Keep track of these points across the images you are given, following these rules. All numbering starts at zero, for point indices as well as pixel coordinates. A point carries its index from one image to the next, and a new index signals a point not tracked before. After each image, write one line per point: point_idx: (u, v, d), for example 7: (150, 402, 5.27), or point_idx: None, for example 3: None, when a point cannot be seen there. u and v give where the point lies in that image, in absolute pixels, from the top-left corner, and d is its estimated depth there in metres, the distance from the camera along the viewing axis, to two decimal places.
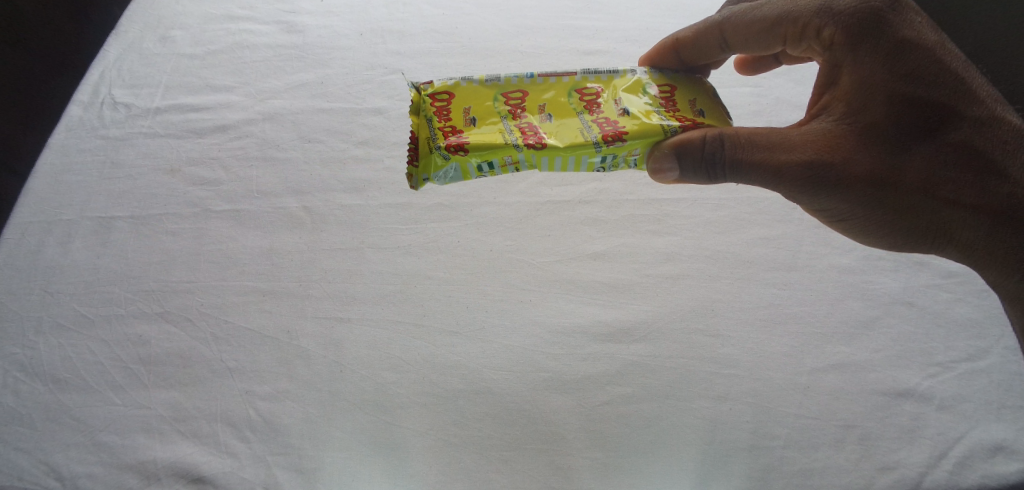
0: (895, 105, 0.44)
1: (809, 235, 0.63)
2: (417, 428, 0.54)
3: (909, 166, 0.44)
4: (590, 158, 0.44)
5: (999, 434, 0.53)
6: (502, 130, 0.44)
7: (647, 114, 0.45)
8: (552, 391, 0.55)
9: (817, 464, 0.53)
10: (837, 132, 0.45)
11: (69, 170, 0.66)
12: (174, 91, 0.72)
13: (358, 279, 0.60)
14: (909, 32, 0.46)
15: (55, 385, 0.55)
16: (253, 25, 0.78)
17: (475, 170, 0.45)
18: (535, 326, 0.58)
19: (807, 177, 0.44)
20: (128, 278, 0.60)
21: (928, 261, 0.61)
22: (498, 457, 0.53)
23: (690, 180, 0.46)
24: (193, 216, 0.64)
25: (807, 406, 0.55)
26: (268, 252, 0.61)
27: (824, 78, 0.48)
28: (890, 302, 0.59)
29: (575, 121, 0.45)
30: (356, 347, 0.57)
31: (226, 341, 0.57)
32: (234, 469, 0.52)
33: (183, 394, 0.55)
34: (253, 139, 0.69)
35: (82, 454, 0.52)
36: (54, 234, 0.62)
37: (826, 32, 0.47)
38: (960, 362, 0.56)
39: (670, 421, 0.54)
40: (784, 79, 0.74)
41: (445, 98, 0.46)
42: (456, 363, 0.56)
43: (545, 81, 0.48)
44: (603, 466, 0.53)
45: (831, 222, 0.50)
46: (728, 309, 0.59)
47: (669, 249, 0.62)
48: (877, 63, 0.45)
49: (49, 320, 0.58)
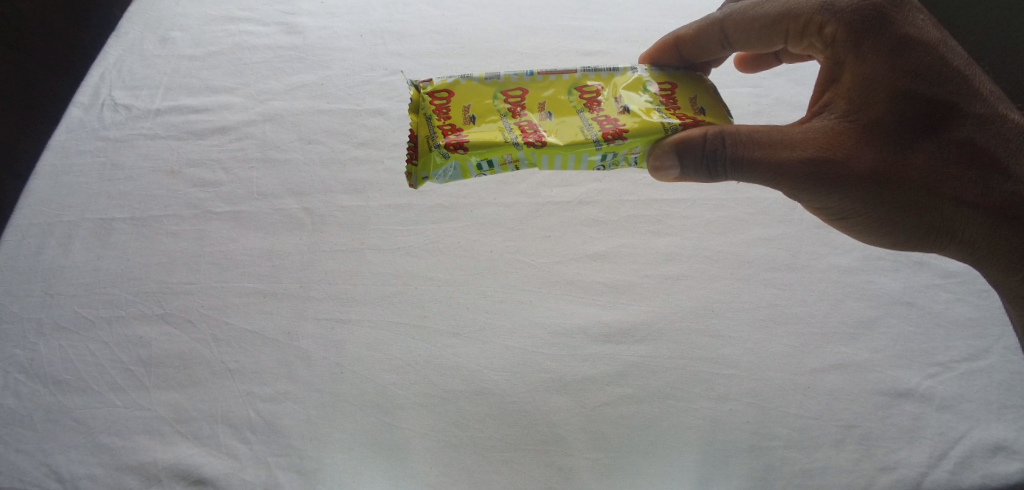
0: (898, 102, 0.44)
1: (809, 235, 0.63)
2: (417, 429, 0.54)
3: (910, 164, 0.44)
4: (590, 156, 0.44)
5: (999, 433, 0.53)
6: (502, 128, 0.44)
7: (648, 112, 0.45)
8: (553, 392, 0.55)
9: (817, 464, 0.53)
10: (839, 129, 0.45)
11: (69, 172, 0.66)
12: (174, 92, 0.72)
13: (358, 280, 0.60)
14: (911, 28, 0.46)
15: (56, 387, 0.55)
16: (252, 26, 0.78)
17: (475, 169, 0.45)
18: (536, 327, 0.58)
19: (808, 175, 0.45)
20: (128, 279, 0.60)
21: (927, 261, 0.61)
22: (498, 458, 0.53)
23: (691, 177, 0.46)
24: (193, 217, 0.64)
25: (807, 406, 0.55)
26: (268, 253, 0.61)
27: (826, 75, 0.49)
28: (890, 302, 0.59)
29: (576, 119, 0.45)
30: (356, 347, 0.57)
31: (227, 343, 0.57)
32: (234, 471, 0.52)
33: (183, 395, 0.55)
34: (253, 141, 0.69)
35: (83, 455, 0.52)
36: (54, 235, 0.62)
37: (828, 29, 0.47)
38: (961, 362, 0.56)
39: (670, 421, 0.54)
40: (783, 79, 0.74)
41: (445, 96, 0.47)
42: (456, 364, 0.56)
43: (545, 79, 0.48)
44: (604, 466, 0.53)
45: (832, 220, 0.50)
46: (729, 309, 0.59)
47: (670, 250, 0.62)
48: (880, 59, 0.45)
49: (50, 321, 0.58)
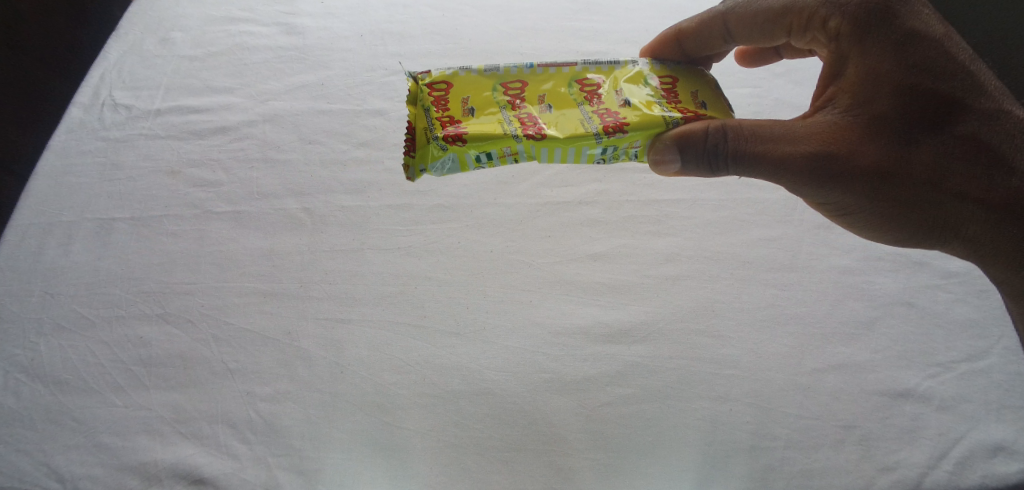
0: (902, 96, 0.44)
1: (809, 236, 0.63)
2: (418, 429, 0.54)
3: (914, 158, 0.44)
4: (590, 149, 0.44)
5: (1000, 434, 0.53)
6: (501, 121, 0.44)
7: (648, 105, 0.45)
8: (553, 392, 0.55)
9: (817, 465, 0.53)
10: (841, 124, 0.45)
11: (68, 172, 0.66)
12: (174, 92, 0.72)
13: (358, 281, 0.60)
14: (915, 23, 0.46)
15: (56, 387, 0.55)
16: (253, 27, 0.78)
17: (474, 161, 0.45)
18: (537, 327, 0.58)
19: (810, 170, 0.45)
20: (128, 278, 0.60)
21: (927, 262, 0.62)
22: (498, 458, 0.53)
23: (693, 172, 0.46)
24: (193, 218, 0.64)
25: (807, 406, 0.55)
26: (268, 253, 0.61)
27: (829, 70, 0.49)
28: (890, 303, 0.60)
29: (576, 112, 0.45)
30: (357, 347, 0.57)
31: (227, 343, 0.57)
32: (235, 470, 0.52)
33: (183, 395, 0.55)
34: (254, 141, 0.69)
35: (83, 455, 0.52)
36: (54, 235, 0.62)
37: (832, 23, 0.48)
38: (961, 363, 0.57)
39: (670, 421, 0.54)
40: (783, 80, 0.74)
41: (444, 87, 0.46)
42: (457, 364, 0.56)
43: (545, 72, 0.48)
44: (604, 466, 0.53)
45: (834, 215, 0.50)
46: (729, 310, 0.59)
47: (670, 250, 0.62)
48: (884, 54, 0.45)
49: (50, 321, 0.58)
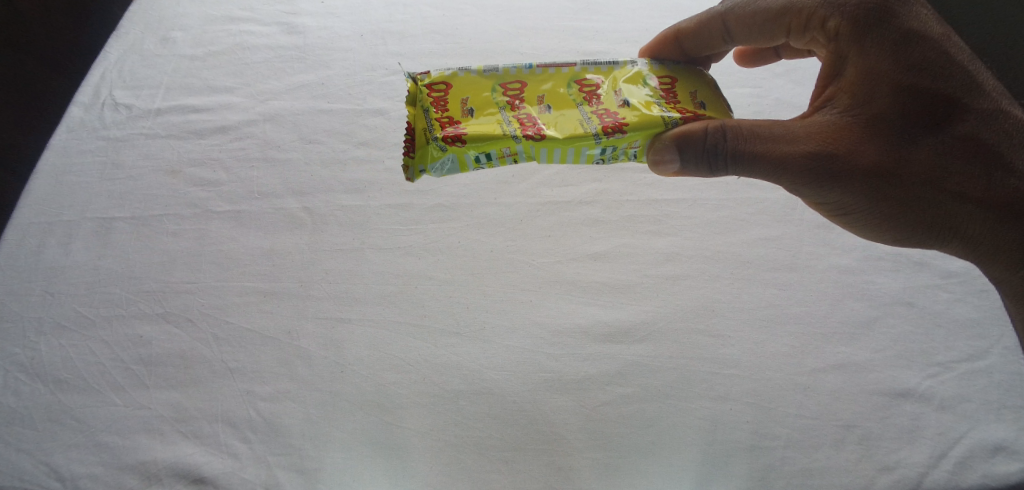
0: (900, 96, 0.44)
1: (809, 236, 0.63)
2: (418, 429, 0.54)
3: (913, 158, 0.44)
4: (590, 150, 0.44)
5: (1000, 434, 0.53)
6: (501, 121, 0.44)
7: (647, 105, 0.45)
8: (553, 391, 0.55)
9: (817, 464, 0.53)
10: (840, 124, 0.45)
11: (69, 172, 0.66)
12: (175, 92, 0.72)
13: (358, 280, 0.60)
14: (914, 23, 0.46)
15: (56, 386, 0.55)
16: (253, 26, 0.78)
17: (473, 162, 0.45)
18: (537, 326, 0.58)
19: (808, 170, 0.45)
20: (128, 278, 0.60)
21: (927, 262, 0.62)
22: (498, 458, 0.53)
23: (692, 172, 0.46)
24: (193, 217, 0.64)
25: (807, 406, 0.55)
26: (268, 253, 0.61)
27: (829, 70, 0.49)
28: (890, 303, 0.60)
29: (575, 112, 0.45)
30: (357, 347, 0.57)
31: (227, 342, 0.57)
32: (235, 469, 0.52)
33: (183, 394, 0.55)
34: (254, 140, 0.69)
35: (83, 454, 0.52)
36: (54, 235, 0.62)
37: (831, 23, 0.48)
38: (961, 362, 0.56)
39: (670, 421, 0.54)
40: (783, 80, 0.74)
41: (443, 88, 0.46)
42: (457, 363, 0.56)
43: (545, 72, 0.48)
44: (604, 466, 0.53)
45: (833, 215, 0.50)
46: (729, 309, 0.59)
47: (670, 250, 0.62)
48: (883, 54, 0.45)
49: (50, 321, 0.58)
